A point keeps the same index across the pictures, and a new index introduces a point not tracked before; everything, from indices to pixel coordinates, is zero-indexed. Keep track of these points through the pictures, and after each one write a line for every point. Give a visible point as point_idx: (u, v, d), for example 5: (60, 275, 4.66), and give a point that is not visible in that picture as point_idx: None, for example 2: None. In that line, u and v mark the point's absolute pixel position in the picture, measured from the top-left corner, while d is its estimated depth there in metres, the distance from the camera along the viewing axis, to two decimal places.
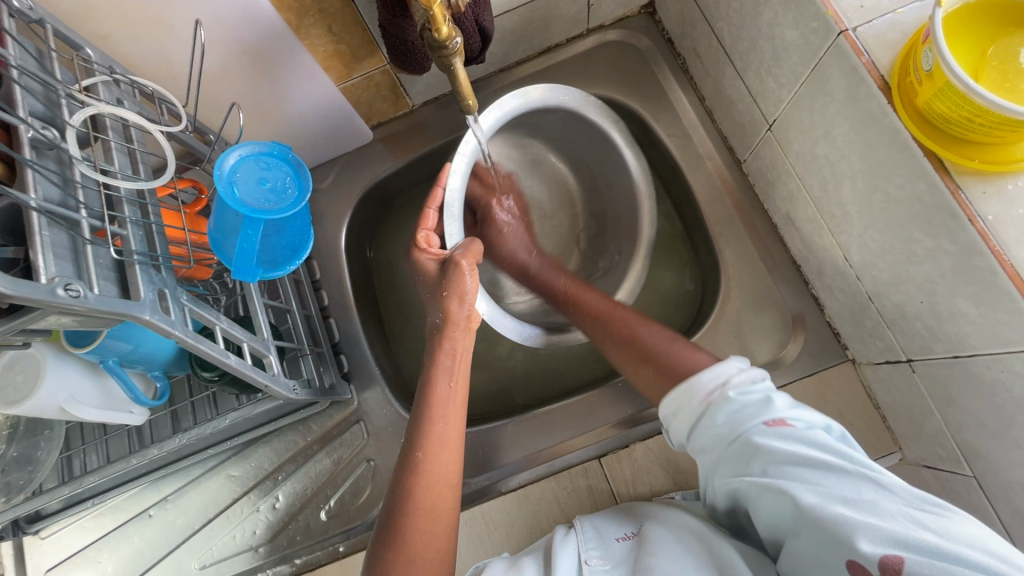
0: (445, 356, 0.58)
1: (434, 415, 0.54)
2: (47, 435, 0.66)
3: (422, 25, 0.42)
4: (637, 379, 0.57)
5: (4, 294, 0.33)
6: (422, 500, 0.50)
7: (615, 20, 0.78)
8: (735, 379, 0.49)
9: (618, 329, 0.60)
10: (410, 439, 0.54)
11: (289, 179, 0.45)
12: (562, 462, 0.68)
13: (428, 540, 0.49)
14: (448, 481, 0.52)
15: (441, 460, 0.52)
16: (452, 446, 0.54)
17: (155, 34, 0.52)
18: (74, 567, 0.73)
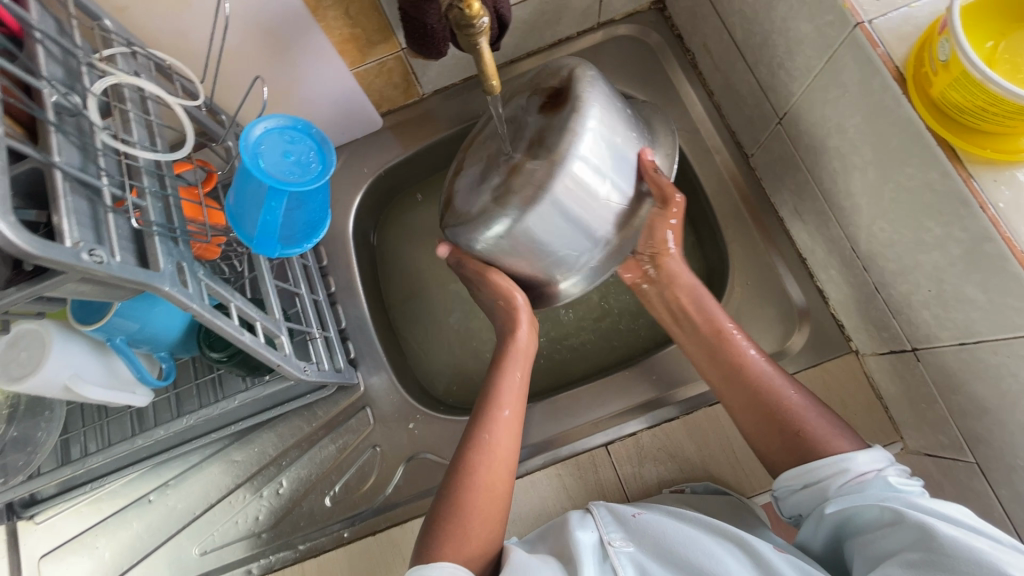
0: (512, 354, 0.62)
1: (501, 401, 0.58)
2: (47, 416, 0.65)
3: (451, 4, 0.43)
4: (758, 443, 0.56)
5: (33, 255, 0.32)
6: (483, 479, 0.54)
7: (626, 14, 0.79)
8: (894, 469, 0.48)
9: (772, 394, 0.55)
10: (474, 419, 0.58)
11: (312, 153, 0.45)
12: (567, 450, 0.68)
13: (481, 516, 0.53)
14: (504, 464, 0.56)
15: (505, 439, 0.57)
16: (509, 433, 0.57)
17: (174, 9, 0.52)
18: (70, 553, 0.71)
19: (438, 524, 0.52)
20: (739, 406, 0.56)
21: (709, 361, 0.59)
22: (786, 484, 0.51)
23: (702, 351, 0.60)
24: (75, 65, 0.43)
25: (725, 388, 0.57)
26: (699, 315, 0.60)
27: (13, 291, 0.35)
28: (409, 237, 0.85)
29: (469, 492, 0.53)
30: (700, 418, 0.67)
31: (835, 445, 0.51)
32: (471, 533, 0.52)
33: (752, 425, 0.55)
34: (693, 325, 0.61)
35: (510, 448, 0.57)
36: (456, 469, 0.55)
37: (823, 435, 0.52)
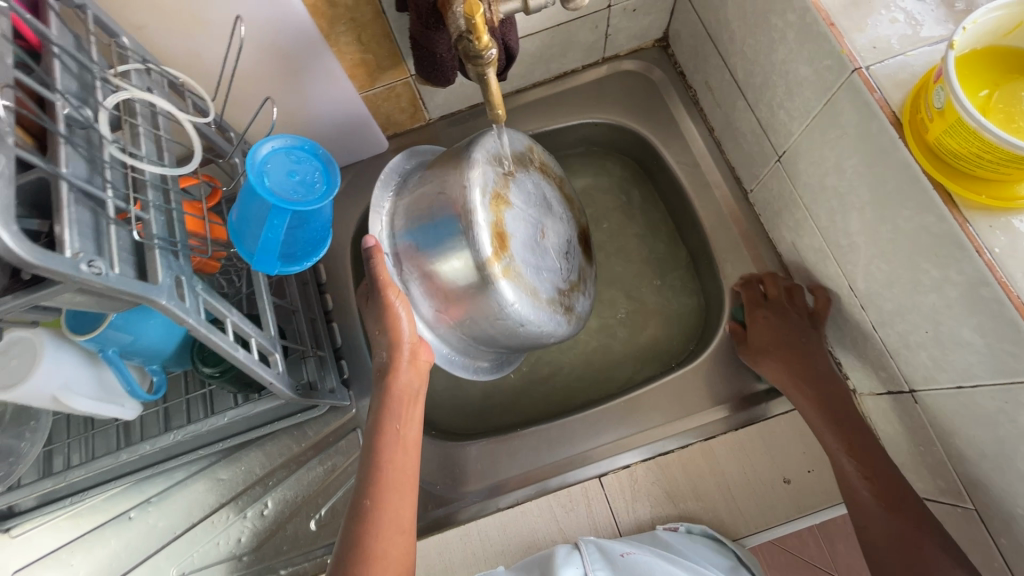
0: (393, 398, 0.56)
1: (384, 457, 0.53)
2: (33, 425, 0.64)
3: (460, 35, 0.45)
4: (862, 525, 0.53)
5: (30, 264, 0.32)
6: (376, 546, 0.49)
7: (630, 51, 0.81)
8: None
9: (899, 521, 0.51)
10: (359, 483, 0.52)
11: (318, 173, 0.46)
12: (556, 481, 0.68)
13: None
14: (402, 527, 0.51)
15: (401, 496, 0.52)
16: (406, 490, 0.52)
17: (190, 30, 0.53)
18: (44, 570, 0.69)
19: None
20: (848, 487, 0.55)
21: (825, 422, 0.59)
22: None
23: (836, 442, 0.57)
24: (89, 79, 0.44)
25: (852, 485, 0.55)
26: (847, 429, 0.58)
27: (10, 299, 0.35)
28: None
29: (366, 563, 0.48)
30: (695, 453, 0.66)
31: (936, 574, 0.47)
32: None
33: (857, 521, 0.54)
34: (830, 391, 0.60)
35: (406, 504, 0.52)
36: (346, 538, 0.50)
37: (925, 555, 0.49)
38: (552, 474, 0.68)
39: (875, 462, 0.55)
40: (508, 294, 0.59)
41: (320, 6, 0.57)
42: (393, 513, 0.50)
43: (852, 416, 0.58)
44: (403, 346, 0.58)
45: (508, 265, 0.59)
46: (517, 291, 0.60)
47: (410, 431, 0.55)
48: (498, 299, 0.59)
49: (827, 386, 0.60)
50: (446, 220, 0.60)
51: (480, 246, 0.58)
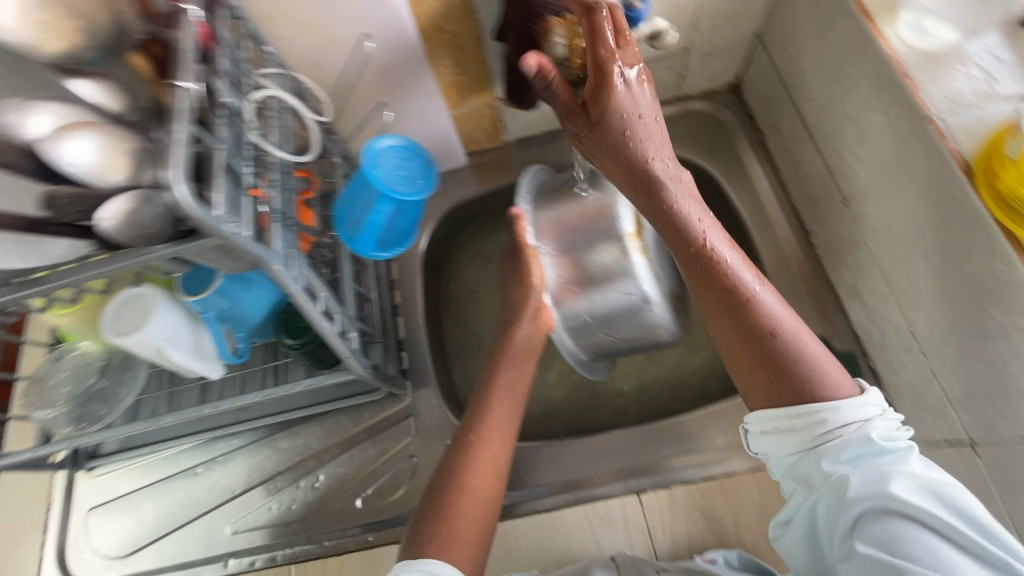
0: (512, 350, 0.63)
1: (491, 401, 0.59)
2: (131, 375, 0.72)
3: None
4: (740, 372, 0.49)
5: (193, 216, 0.39)
6: (469, 481, 0.54)
7: (702, 92, 0.85)
8: (886, 422, 0.44)
9: (770, 356, 0.47)
10: (467, 419, 0.59)
11: (420, 171, 0.52)
12: (587, 493, 0.69)
13: (467, 520, 0.51)
14: (495, 468, 0.56)
15: (499, 439, 0.57)
16: (502, 437, 0.57)
17: (320, 45, 0.62)
18: (117, 510, 0.77)
19: (422, 529, 0.51)
20: (709, 323, 0.51)
21: (679, 252, 0.51)
22: (758, 424, 0.49)
23: (681, 239, 0.50)
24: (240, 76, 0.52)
25: (719, 327, 0.50)
26: (682, 244, 0.50)
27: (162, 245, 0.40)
28: (472, 266, 0.90)
29: (458, 494, 0.53)
30: (737, 482, 0.66)
31: (834, 398, 0.46)
32: (458, 540, 0.50)
33: (722, 349, 0.51)
34: (680, 231, 0.50)
35: (499, 450, 0.57)
36: (446, 469, 0.55)
37: (828, 388, 0.46)
38: (584, 485, 0.69)
39: (749, 298, 0.48)
40: (640, 281, 0.64)
41: (431, 33, 0.64)
42: (491, 452, 0.56)
43: (683, 206, 0.50)
44: (529, 304, 0.65)
45: (643, 245, 0.64)
46: (647, 273, 0.64)
47: (524, 381, 0.62)
48: (628, 273, 0.64)
49: (673, 208, 0.50)
50: (590, 214, 0.65)
51: (620, 226, 0.64)
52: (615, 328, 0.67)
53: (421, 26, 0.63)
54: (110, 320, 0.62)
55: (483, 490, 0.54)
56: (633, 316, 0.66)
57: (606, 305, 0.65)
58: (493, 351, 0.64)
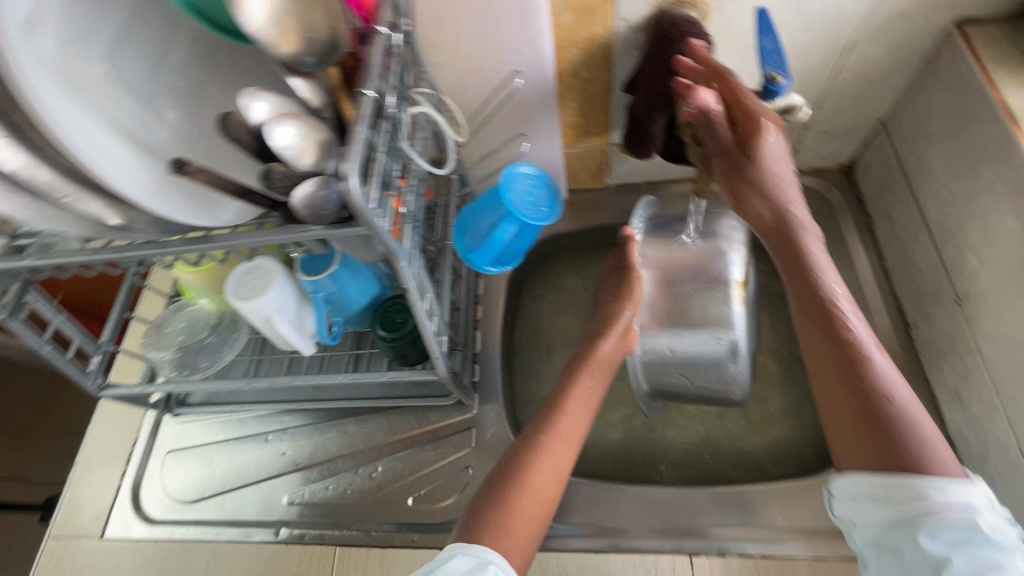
0: (593, 364, 0.66)
1: (564, 410, 0.63)
2: (235, 336, 0.79)
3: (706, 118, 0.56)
4: (834, 424, 0.52)
5: (356, 209, 0.42)
6: (530, 481, 0.58)
7: (812, 168, 0.86)
8: (992, 511, 0.45)
9: (869, 411, 0.49)
10: (537, 419, 0.63)
11: (546, 200, 0.56)
12: (625, 544, 0.68)
13: (523, 517, 0.56)
14: (557, 474, 0.59)
15: (560, 446, 0.60)
16: (567, 447, 0.61)
17: (467, 73, 0.68)
18: (191, 458, 0.84)
19: (481, 516, 0.55)
20: (813, 374, 0.54)
21: (802, 297, 0.55)
22: (850, 489, 0.49)
23: (808, 287, 0.55)
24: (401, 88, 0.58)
25: (826, 376, 0.52)
26: (807, 294, 0.55)
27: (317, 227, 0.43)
28: (552, 296, 0.93)
29: (519, 493, 0.56)
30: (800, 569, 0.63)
31: (927, 470, 0.47)
32: (509, 534, 0.54)
33: (820, 404, 0.53)
34: (808, 283, 0.55)
35: (563, 458, 0.60)
36: (508, 464, 0.60)
37: (922, 458, 0.47)
38: (620, 535, 0.69)
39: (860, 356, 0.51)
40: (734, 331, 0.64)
41: (567, 77, 0.69)
42: (554, 456, 0.59)
43: (815, 261, 0.56)
44: (620, 323, 0.67)
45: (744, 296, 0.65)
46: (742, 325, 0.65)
47: (595, 397, 0.65)
48: (722, 318, 0.65)
49: (803, 253, 0.56)
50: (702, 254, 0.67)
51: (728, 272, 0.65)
52: (691, 374, 0.67)
53: (560, 70, 0.68)
54: (234, 284, 0.69)
55: (541, 491, 0.58)
56: (715, 365, 0.66)
57: (693, 347, 0.66)
58: (572, 361, 0.68)
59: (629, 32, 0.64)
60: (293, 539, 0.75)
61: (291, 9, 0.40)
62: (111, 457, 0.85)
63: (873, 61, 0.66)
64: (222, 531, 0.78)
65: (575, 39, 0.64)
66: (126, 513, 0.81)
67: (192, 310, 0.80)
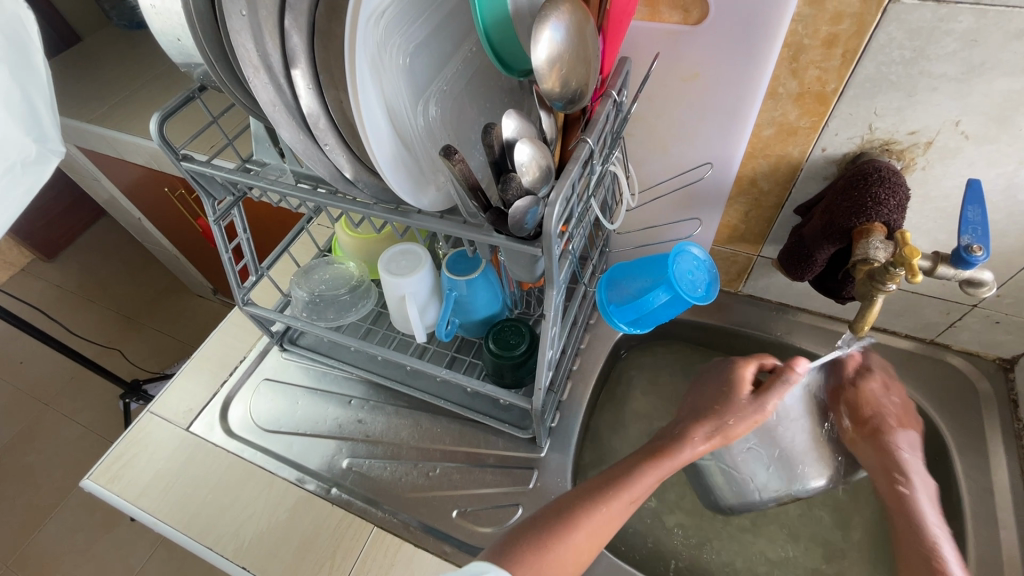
0: (669, 462, 0.65)
1: (629, 485, 0.63)
2: (363, 303, 0.88)
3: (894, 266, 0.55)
4: None
5: (546, 233, 0.47)
6: (575, 537, 0.57)
7: (964, 350, 0.81)
8: None
9: None
10: (596, 483, 0.63)
11: (701, 284, 0.58)
12: None
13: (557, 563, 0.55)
14: (596, 539, 0.59)
15: (613, 515, 0.60)
16: (615, 518, 0.60)
17: (654, 150, 0.73)
18: (281, 392, 0.91)
19: (520, 548, 0.56)
20: None
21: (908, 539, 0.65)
22: None
23: (918, 536, 0.64)
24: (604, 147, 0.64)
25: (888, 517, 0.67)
26: (914, 539, 0.64)
27: (501, 236, 0.50)
28: (647, 377, 0.94)
29: (557, 539, 0.56)
30: None
31: None
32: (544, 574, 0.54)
33: None
34: (913, 527, 0.65)
35: (607, 527, 0.60)
36: (557, 511, 0.60)
37: None
38: None
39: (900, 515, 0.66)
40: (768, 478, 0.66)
41: (744, 182, 0.72)
42: (599, 520, 0.59)
43: (928, 515, 0.65)
44: (728, 432, 0.66)
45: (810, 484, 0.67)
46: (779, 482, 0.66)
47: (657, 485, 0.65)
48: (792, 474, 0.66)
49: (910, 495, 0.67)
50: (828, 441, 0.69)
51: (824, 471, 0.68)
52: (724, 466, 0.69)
53: (741, 175, 0.72)
54: (388, 259, 0.77)
55: (582, 549, 0.57)
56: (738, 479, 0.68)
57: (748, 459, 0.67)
58: (655, 443, 0.68)
59: (822, 161, 0.66)
60: (339, 502, 0.79)
61: (567, 59, 0.47)
62: (222, 364, 0.95)
63: None
64: (282, 467, 0.83)
65: (767, 152, 0.67)
66: (213, 417, 0.89)
67: (339, 268, 0.89)
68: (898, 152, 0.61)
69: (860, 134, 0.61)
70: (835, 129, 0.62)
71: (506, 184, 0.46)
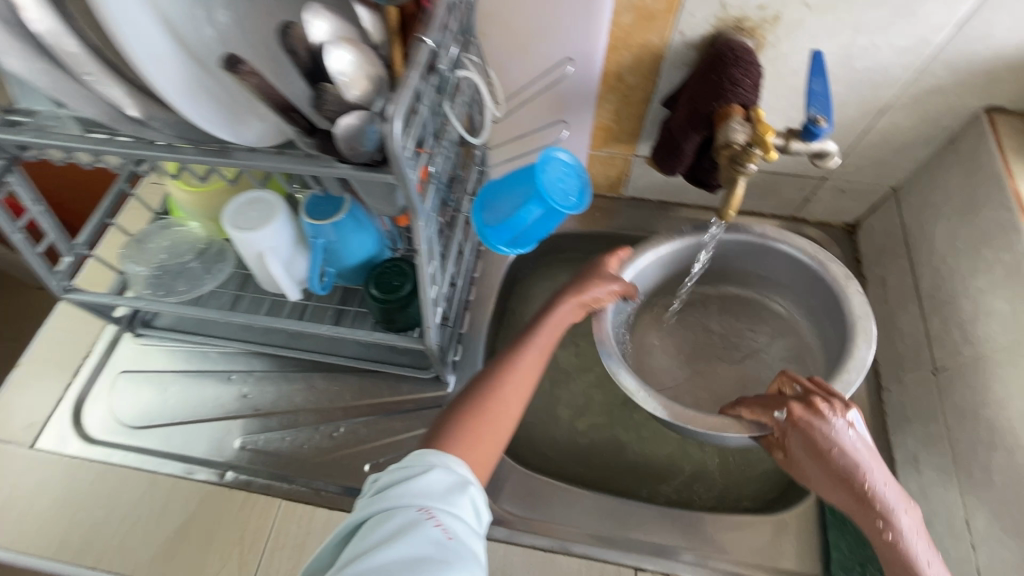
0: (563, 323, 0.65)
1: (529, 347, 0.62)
2: (219, 267, 0.76)
3: (748, 146, 0.56)
4: None
5: (393, 155, 0.40)
6: (503, 398, 0.58)
7: (818, 221, 0.88)
8: (458, 537, 0.46)
9: None
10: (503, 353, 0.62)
11: (575, 190, 0.56)
12: (577, 548, 0.68)
13: (478, 444, 0.55)
14: (510, 412, 0.59)
15: (525, 377, 0.60)
16: (524, 381, 0.60)
17: (515, 51, 0.66)
18: (144, 382, 0.80)
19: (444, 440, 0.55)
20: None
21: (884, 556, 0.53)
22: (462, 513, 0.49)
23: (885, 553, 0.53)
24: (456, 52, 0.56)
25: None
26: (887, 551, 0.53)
27: (344, 165, 0.42)
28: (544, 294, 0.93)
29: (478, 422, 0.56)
30: None
31: None
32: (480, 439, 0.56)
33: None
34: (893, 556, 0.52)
35: (520, 390, 0.60)
36: (473, 390, 0.59)
37: None
38: (572, 537, 0.69)
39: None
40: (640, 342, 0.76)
41: (610, 78, 0.69)
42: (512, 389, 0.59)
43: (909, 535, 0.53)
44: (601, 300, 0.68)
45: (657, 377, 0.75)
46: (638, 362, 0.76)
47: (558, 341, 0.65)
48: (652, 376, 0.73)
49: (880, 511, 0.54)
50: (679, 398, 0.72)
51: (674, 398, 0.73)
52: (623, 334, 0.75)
53: (607, 69, 0.68)
54: (233, 213, 0.66)
55: (502, 424, 0.57)
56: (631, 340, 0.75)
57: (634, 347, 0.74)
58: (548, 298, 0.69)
59: (683, 47, 0.64)
60: (237, 484, 0.72)
61: None
62: (60, 364, 0.80)
63: (901, 127, 0.69)
64: (163, 463, 0.74)
65: (628, 41, 0.64)
66: (64, 425, 0.76)
67: (181, 231, 0.77)
68: (750, 30, 0.61)
69: (714, 14, 0.59)
70: (690, 9, 0.59)
71: (322, 98, 0.41)
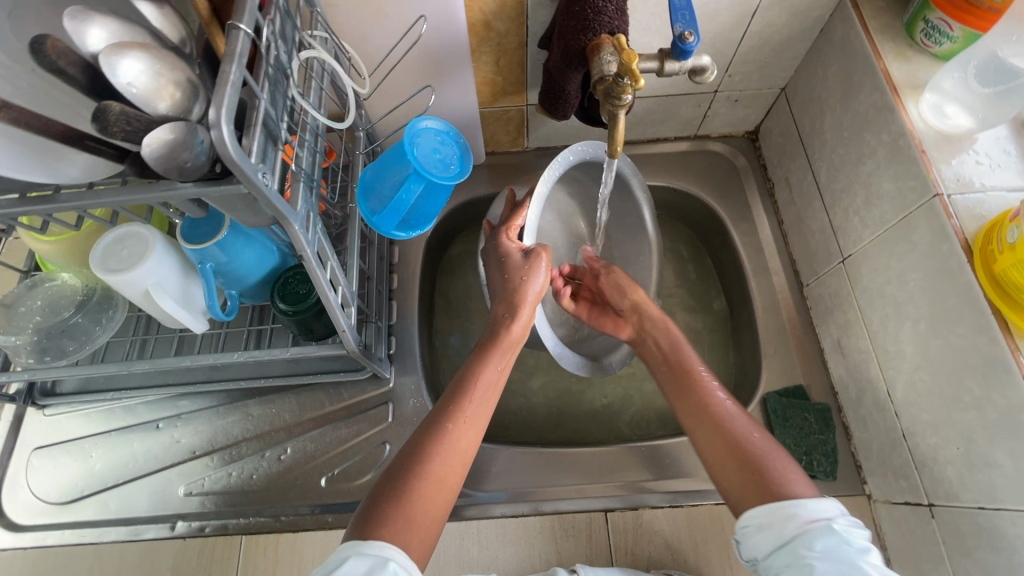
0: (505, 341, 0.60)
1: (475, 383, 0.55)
2: (110, 315, 0.70)
3: (616, 78, 0.54)
4: (717, 469, 0.52)
5: (233, 163, 0.36)
6: (436, 469, 0.49)
7: (720, 134, 0.88)
8: None
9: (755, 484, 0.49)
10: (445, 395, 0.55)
11: (454, 156, 0.54)
12: (547, 505, 0.70)
13: (422, 506, 0.47)
14: (464, 458, 0.51)
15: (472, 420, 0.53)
16: (475, 425, 0.53)
17: (368, 18, 0.61)
18: (64, 453, 0.74)
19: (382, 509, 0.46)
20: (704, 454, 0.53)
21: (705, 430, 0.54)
22: None
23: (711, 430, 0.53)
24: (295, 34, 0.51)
25: (709, 441, 0.53)
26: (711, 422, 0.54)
27: (187, 183, 0.38)
28: (471, 265, 0.91)
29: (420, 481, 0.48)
30: (703, 513, 0.68)
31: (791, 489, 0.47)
32: (413, 523, 0.46)
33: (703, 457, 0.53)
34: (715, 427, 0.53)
35: (470, 437, 0.52)
36: (416, 445, 0.51)
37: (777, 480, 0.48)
38: (542, 496, 0.70)
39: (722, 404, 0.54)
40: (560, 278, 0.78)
41: (479, 28, 0.65)
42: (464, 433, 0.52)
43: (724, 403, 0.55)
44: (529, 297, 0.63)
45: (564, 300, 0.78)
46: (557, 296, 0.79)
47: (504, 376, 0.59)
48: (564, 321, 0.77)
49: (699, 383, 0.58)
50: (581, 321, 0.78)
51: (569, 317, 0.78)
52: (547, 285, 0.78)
53: (472, 20, 0.64)
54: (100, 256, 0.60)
55: (451, 478, 0.50)
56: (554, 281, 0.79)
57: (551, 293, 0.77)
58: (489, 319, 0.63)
59: None
60: (191, 533, 0.69)
61: None
62: None
63: (776, 27, 0.69)
64: (105, 531, 0.69)
65: None
66: None
67: (55, 285, 0.69)
68: None
69: None
70: None
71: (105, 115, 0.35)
